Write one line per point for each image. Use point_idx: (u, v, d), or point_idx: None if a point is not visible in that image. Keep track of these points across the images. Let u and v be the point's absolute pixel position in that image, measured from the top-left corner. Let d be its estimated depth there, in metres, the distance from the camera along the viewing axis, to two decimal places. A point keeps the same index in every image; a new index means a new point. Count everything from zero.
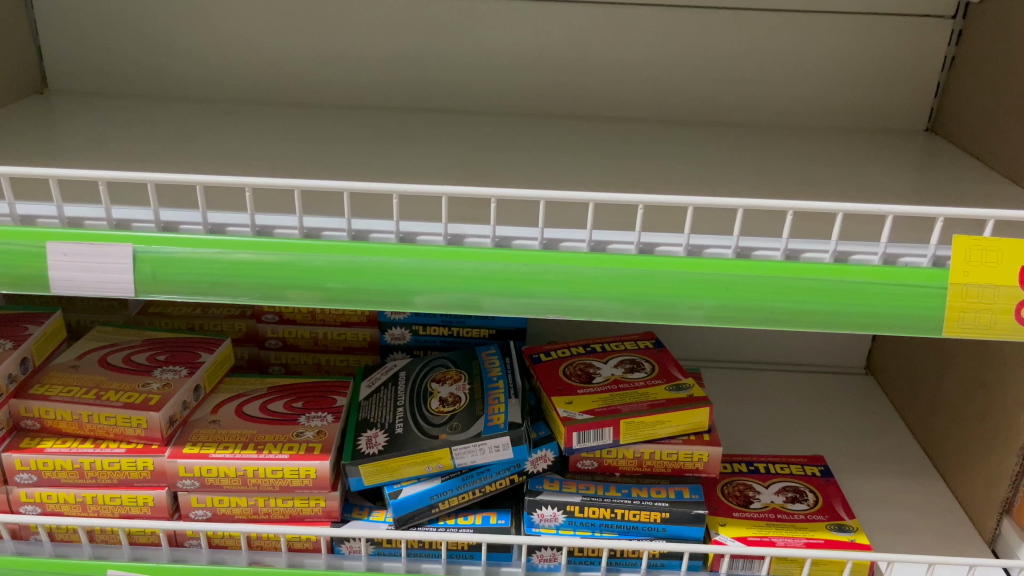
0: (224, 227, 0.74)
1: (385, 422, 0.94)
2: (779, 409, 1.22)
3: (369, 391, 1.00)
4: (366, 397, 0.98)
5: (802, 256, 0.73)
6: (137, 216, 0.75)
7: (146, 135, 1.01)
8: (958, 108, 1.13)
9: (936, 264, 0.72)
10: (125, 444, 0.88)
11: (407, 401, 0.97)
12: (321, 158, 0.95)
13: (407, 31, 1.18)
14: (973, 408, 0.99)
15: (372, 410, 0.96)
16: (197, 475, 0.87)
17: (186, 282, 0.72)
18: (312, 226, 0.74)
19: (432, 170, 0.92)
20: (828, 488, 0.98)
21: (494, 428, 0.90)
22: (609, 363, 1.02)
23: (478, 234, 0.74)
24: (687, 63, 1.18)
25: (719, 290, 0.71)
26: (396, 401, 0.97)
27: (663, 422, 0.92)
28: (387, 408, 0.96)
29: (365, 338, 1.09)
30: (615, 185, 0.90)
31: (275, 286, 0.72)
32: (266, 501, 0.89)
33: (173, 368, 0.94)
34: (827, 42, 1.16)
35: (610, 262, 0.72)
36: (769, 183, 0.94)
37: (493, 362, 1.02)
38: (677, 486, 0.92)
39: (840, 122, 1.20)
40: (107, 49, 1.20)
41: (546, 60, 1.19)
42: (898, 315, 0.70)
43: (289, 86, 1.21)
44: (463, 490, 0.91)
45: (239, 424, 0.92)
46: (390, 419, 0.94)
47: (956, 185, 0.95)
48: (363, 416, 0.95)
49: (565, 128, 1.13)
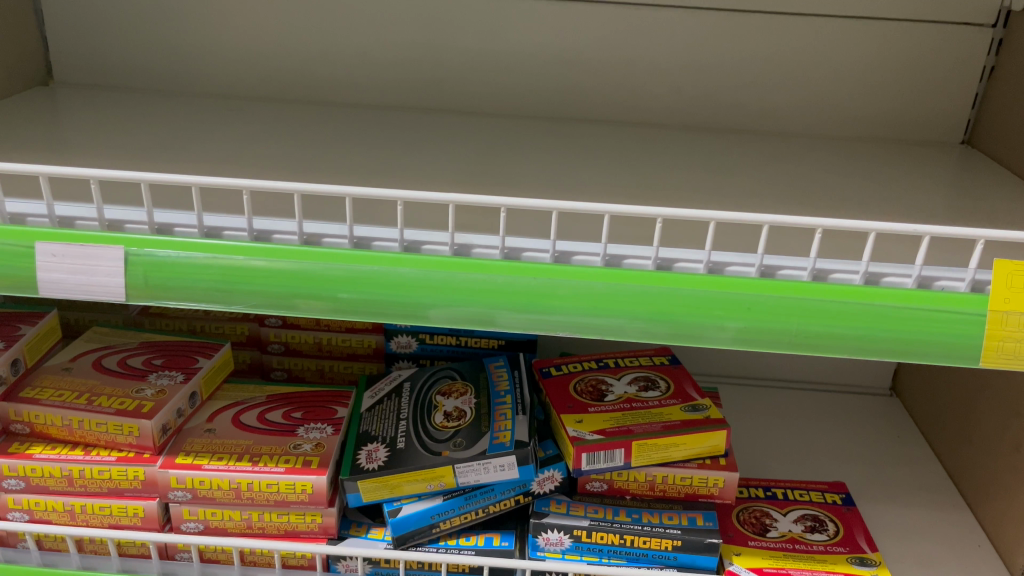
0: (221, 230, 0.71)
1: (386, 436, 0.90)
2: (799, 430, 1.18)
3: (371, 401, 0.96)
4: (368, 409, 0.95)
5: (830, 276, 0.69)
6: (130, 217, 0.71)
7: (148, 131, 0.97)
8: (996, 120, 1.07)
9: (974, 289, 0.67)
10: (116, 452, 0.85)
11: (410, 414, 0.93)
12: (329, 158, 0.91)
13: (423, 30, 1.14)
14: (1006, 438, 0.93)
15: (373, 423, 0.92)
16: (189, 487, 0.83)
17: (177, 287, 0.69)
18: (312, 232, 0.70)
19: (443, 174, 0.88)
20: (850, 518, 0.93)
21: (500, 446, 0.85)
22: (622, 379, 0.98)
23: (486, 244, 0.70)
24: (712, 68, 1.14)
25: (742, 310, 0.66)
26: (399, 414, 0.93)
27: (677, 444, 0.88)
28: (389, 420, 0.92)
29: (370, 345, 1.06)
30: (632, 194, 0.86)
31: (272, 294, 0.68)
32: (260, 515, 0.85)
33: (169, 373, 0.91)
34: (859, 49, 1.11)
35: (625, 279, 0.68)
36: (797, 196, 0.89)
37: (502, 375, 0.98)
38: (690, 512, 0.88)
39: (870, 132, 1.15)
40: (114, 41, 1.18)
41: (566, 62, 1.15)
42: (933, 343, 0.66)
43: (302, 83, 1.17)
44: (465, 510, 0.87)
45: (236, 434, 0.89)
46: (392, 432, 0.90)
47: (995, 203, 0.90)
48: (364, 428, 0.91)
49: (584, 133, 1.09)
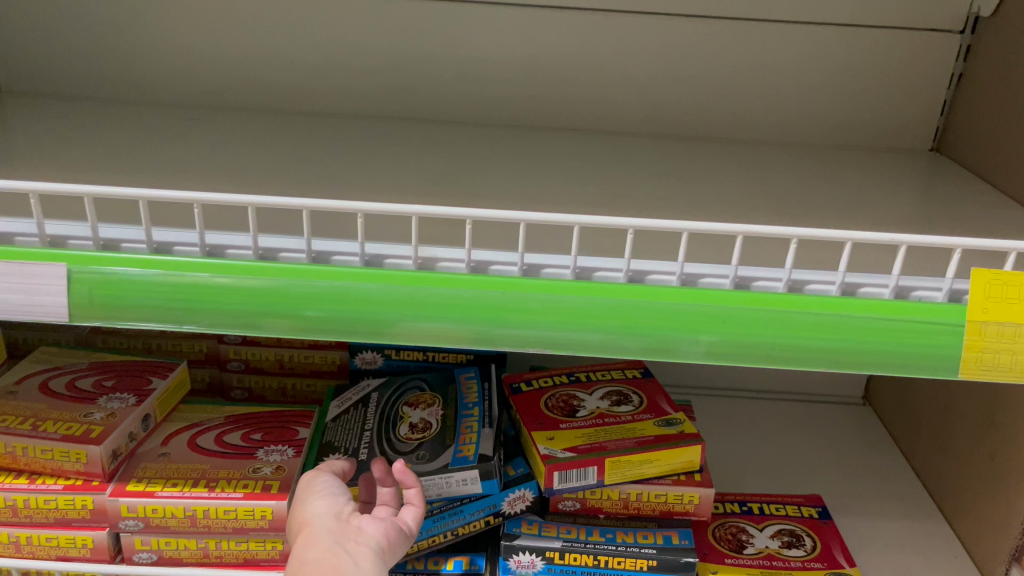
0: (171, 245, 0.67)
1: (349, 448, 0.89)
2: (773, 442, 1.16)
3: (337, 411, 0.95)
4: (333, 419, 0.94)
5: (806, 287, 0.67)
6: (74, 233, 0.67)
7: (97, 141, 0.93)
8: (965, 127, 1.07)
9: (951, 299, 0.66)
10: (63, 480, 0.80)
11: (375, 425, 0.92)
12: (289, 168, 0.87)
13: (384, 37, 1.11)
14: (983, 448, 0.92)
15: (337, 433, 0.91)
16: (141, 516, 0.79)
17: (125, 307, 0.65)
18: (268, 246, 0.67)
19: (407, 183, 0.85)
20: (827, 532, 0.91)
21: (463, 461, 0.84)
22: (594, 395, 0.95)
23: (451, 257, 0.67)
24: (680, 75, 1.12)
25: (717, 323, 0.64)
26: (364, 425, 0.92)
27: (650, 461, 0.85)
28: (353, 432, 0.91)
29: (334, 361, 1.02)
30: (602, 204, 0.83)
31: (227, 315, 0.65)
32: (217, 544, 0.81)
33: (120, 396, 0.86)
34: (827, 56, 1.10)
35: (598, 292, 0.65)
36: (769, 205, 0.87)
37: (472, 387, 0.95)
38: (665, 530, 0.86)
39: (839, 140, 1.15)
40: (63, 48, 1.13)
41: (531, 70, 1.12)
42: (910, 354, 0.64)
43: (261, 92, 1.14)
44: (434, 533, 0.84)
45: (192, 457, 0.84)
46: (355, 444, 0.89)
47: (968, 210, 0.89)
48: (328, 438, 0.90)
49: (552, 141, 1.07)
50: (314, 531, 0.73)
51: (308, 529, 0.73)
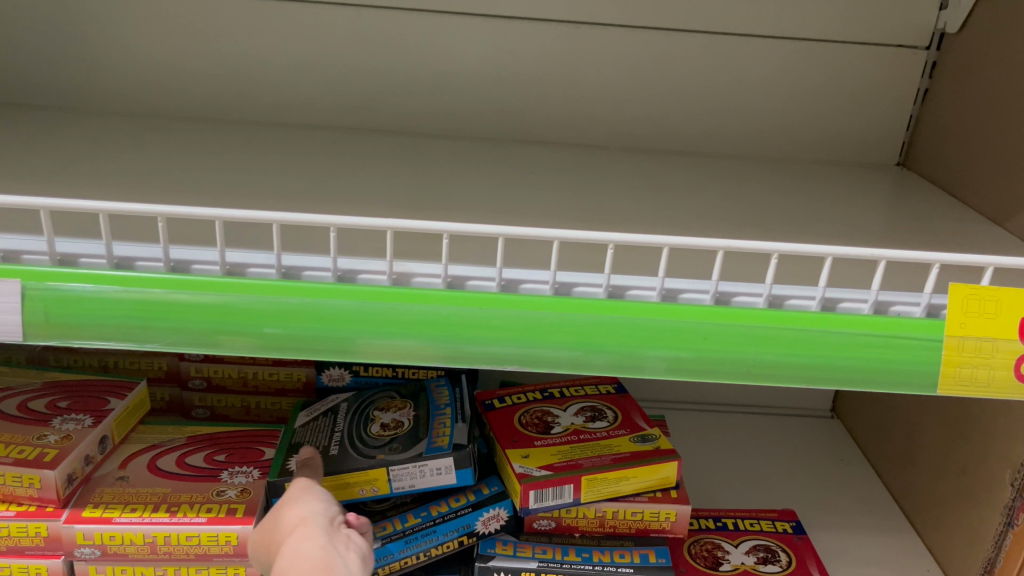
0: (132, 260, 0.63)
1: (319, 445, 0.86)
2: (745, 456, 1.16)
3: (306, 419, 0.92)
4: (303, 424, 0.91)
5: (787, 302, 0.66)
6: (27, 247, 0.63)
7: (50, 151, 0.89)
8: (931, 142, 1.08)
9: (930, 314, 0.65)
10: (15, 506, 0.76)
11: (346, 426, 0.90)
12: (255, 180, 0.85)
13: (352, 46, 1.09)
14: (954, 461, 0.92)
15: (307, 435, 0.88)
16: (98, 543, 0.76)
17: (83, 325, 0.62)
18: (235, 261, 0.64)
19: (378, 196, 0.83)
20: (802, 548, 0.91)
21: (438, 449, 0.83)
22: (568, 411, 0.94)
23: (428, 273, 0.65)
24: (651, 88, 1.12)
25: (696, 339, 0.63)
26: (334, 427, 0.90)
27: (626, 478, 0.84)
28: (323, 433, 0.89)
29: (299, 378, 1.00)
30: (580, 218, 0.82)
31: (193, 332, 0.62)
32: (176, 571, 0.78)
33: (76, 418, 0.83)
34: (796, 70, 1.11)
35: (578, 308, 0.64)
36: (745, 219, 0.87)
37: (443, 391, 0.94)
38: (641, 548, 0.84)
39: (807, 155, 1.15)
40: (15, 54, 1.09)
41: (502, 82, 1.11)
42: (892, 369, 0.64)
43: (224, 102, 1.11)
44: (406, 554, 0.82)
45: (152, 481, 0.81)
46: (325, 442, 0.87)
47: (939, 224, 0.89)
48: (296, 439, 0.87)
49: (523, 154, 1.05)
50: (310, 528, 0.70)
51: (303, 526, 0.70)
